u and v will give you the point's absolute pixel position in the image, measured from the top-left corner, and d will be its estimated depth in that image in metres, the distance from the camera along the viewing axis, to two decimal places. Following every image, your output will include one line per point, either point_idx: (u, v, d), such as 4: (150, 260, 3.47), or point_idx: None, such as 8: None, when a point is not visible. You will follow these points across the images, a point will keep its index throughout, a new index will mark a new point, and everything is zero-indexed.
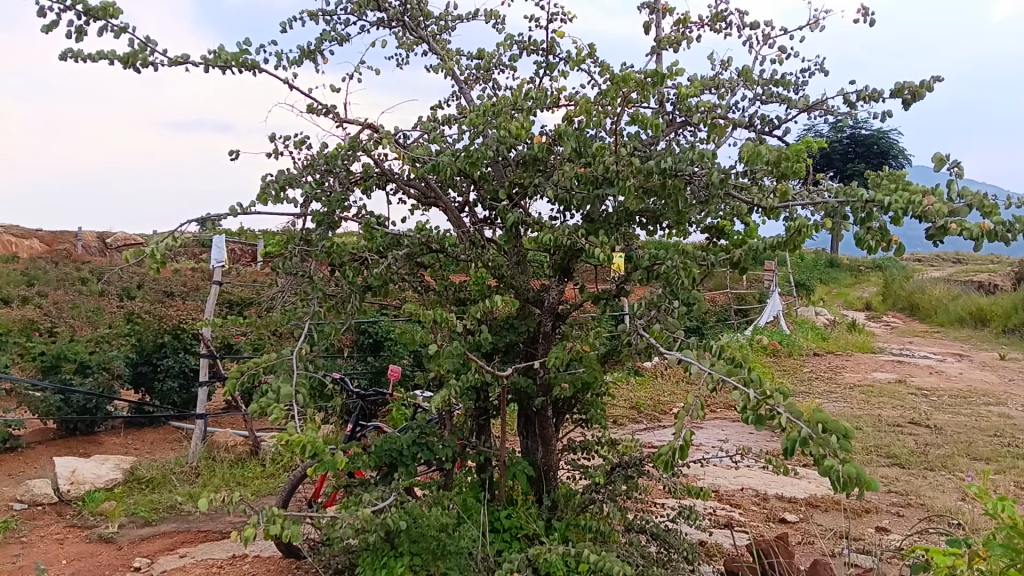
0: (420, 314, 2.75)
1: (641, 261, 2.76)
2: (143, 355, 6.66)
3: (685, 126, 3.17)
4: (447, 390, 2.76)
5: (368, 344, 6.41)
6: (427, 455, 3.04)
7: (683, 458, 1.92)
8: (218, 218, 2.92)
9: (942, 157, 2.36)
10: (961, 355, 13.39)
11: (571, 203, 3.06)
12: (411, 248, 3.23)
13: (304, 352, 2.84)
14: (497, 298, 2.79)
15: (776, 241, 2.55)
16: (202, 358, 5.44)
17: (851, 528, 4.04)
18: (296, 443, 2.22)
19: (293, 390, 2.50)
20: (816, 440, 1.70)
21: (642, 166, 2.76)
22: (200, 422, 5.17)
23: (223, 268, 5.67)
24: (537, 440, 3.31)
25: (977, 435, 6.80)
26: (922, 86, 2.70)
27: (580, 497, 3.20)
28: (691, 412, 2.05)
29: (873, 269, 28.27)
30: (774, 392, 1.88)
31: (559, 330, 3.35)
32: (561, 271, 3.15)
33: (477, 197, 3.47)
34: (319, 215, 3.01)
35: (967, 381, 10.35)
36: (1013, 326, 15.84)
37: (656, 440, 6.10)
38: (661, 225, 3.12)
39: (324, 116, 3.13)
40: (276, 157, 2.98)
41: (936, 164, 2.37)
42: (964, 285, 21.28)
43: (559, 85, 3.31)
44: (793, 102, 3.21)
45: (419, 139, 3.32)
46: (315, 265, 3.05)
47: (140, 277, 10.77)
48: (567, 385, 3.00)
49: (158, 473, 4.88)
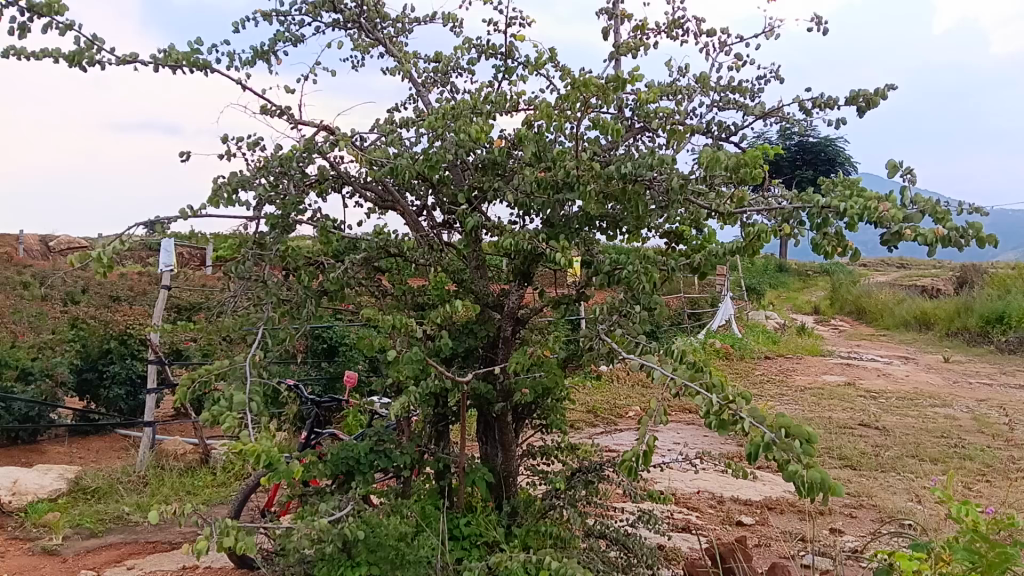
0: (379, 320, 2.70)
1: (602, 266, 2.75)
2: (88, 362, 6.47)
3: (644, 131, 3.17)
4: (406, 397, 2.71)
5: (322, 350, 6.32)
6: (385, 463, 2.99)
7: (646, 464, 1.90)
8: (167, 220, 2.83)
9: (896, 164, 2.40)
10: (906, 358, 13.71)
11: (530, 207, 3.04)
12: (369, 253, 3.17)
13: (258, 358, 2.77)
14: (457, 303, 2.76)
15: (735, 245, 2.57)
16: (150, 365, 5.30)
17: (806, 530, 4.09)
18: (250, 452, 2.16)
19: (247, 398, 2.43)
20: (780, 445, 1.71)
21: (602, 171, 2.75)
22: (148, 430, 5.03)
23: (172, 272, 5.53)
24: (497, 446, 3.29)
25: (924, 436, 6.95)
26: (876, 94, 2.74)
27: (540, 503, 3.17)
28: (653, 417, 2.02)
29: (821, 273, 28.83)
30: (736, 397, 1.88)
31: (518, 335, 3.32)
32: (521, 276, 3.14)
33: (435, 201, 3.43)
34: (273, 218, 2.94)
35: (913, 383, 10.60)
36: (955, 329, 16.27)
37: (612, 444, 6.11)
38: (621, 230, 3.12)
39: (279, 117, 3.07)
40: (229, 159, 2.90)
41: (890, 172, 2.40)
42: (908, 289, 21.81)
43: (518, 90, 3.29)
44: (749, 108, 3.23)
45: (377, 142, 3.27)
46: (270, 269, 2.99)
47: (84, 281, 10.48)
48: (527, 391, 2.97)
49: (104, 483, 4.73)
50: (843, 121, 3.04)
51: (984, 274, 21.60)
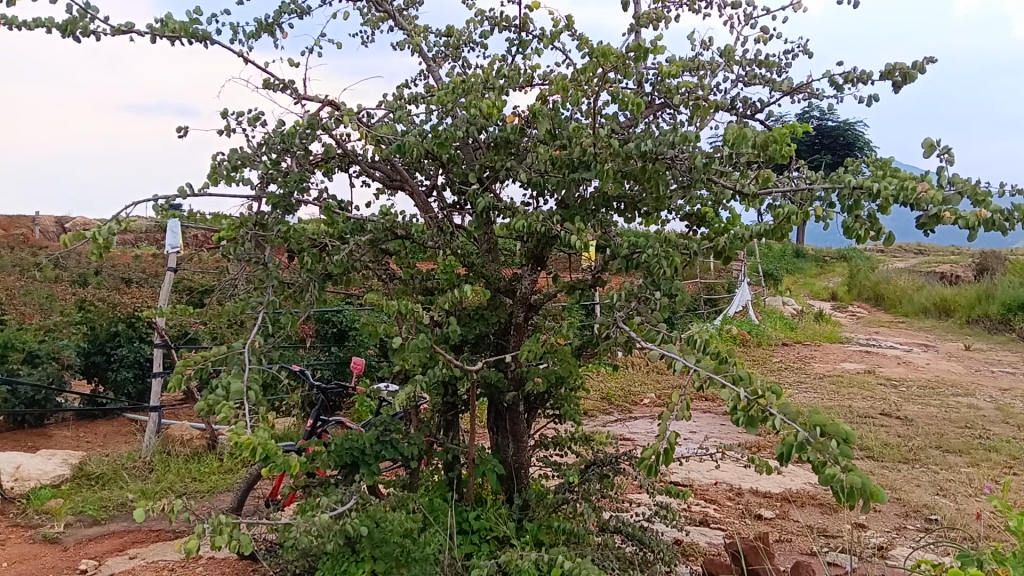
0: (383, 304, 2.56)
1: (620, 248, 2.59)
2: (96, 345, 6.40)
3: (664, 108, 3.02)
4: (412, 385, 2.58)
5: (332, 334, 6.21)
6: (392, 454, 2.86)
7: (668, 462, 1.77)
8: (166, 200, 2.71)
9: (933, 141, 2.24)
10: (926, 346, 13.48)
11: (544, 187, 2.90)
12: (375, 234, 3.03)
13: (258, 344, 2.65)
14: (467, 288, 2.61)
15: (761, 228, 2.42)
16: (156, 348, 5.20)
17: (828, 524, 3.95)
18: (246, 446, 2.04)
19: (246, 385, 2.31)
20: (815, 446, 1.57)
21: (620, 148, 2.60)
22: (153, 415, 4.94)
23: (179, 253, 5.42)
24: (508, 437, 3.15)
25: (948, 427, 6.78)
26: (914, 67, 2.57)
27: (553, 495, 3.04)
28: (676, 411, 1.88)
29: (839, 259, 28.50)
30: (766, 392, 1.74)
31: (531, 322, 3.19)
32: (534, 260, 3.01)
33: (446, 180, 3.30)
34: (275, 197, 2.82)
35: (934, 371, 10.39)
36: (976, 317, 16.00)
37: (627, 432, 5.99)
38: (640, 212, 2.97)
39: (282, 92, 2.93)
40: (229, 135, 2.77)
41: (927, 149, 2.24)
42: (928, 275, 21.48)
43: (533, 64, 3.15)
44: (777, 84, 3.07)
45: (384, 118, 3.13)
46: (271, 251, 2.86)
47: (96, 263, 10.38)
48: (540, 380, 2.84)
49: (109, 468, 4.65)
50: (875, 98, 2.88)
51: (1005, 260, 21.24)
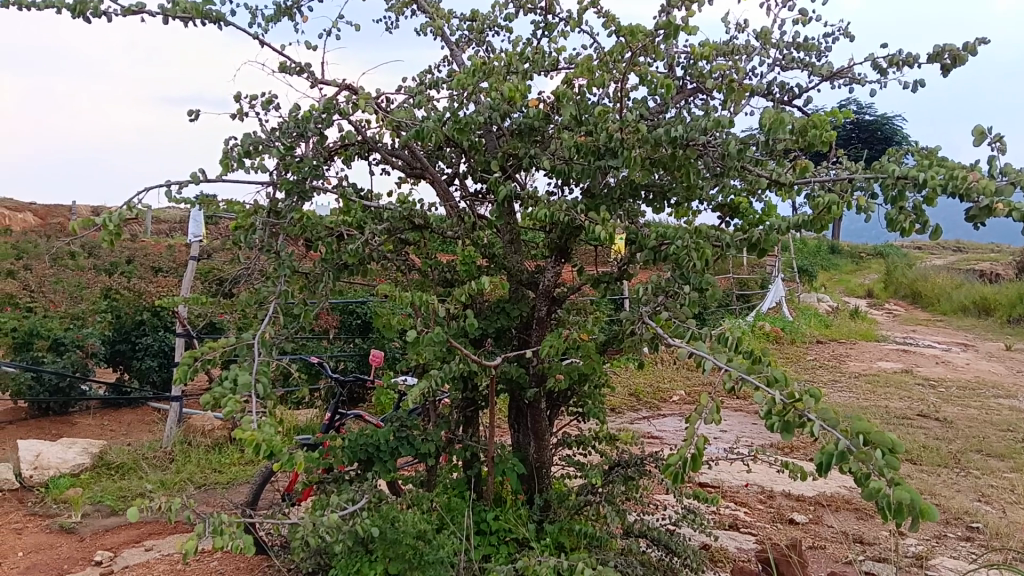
0: (397, 295, 2.44)
1: (647, 239, 2.44)
2: (120, 333, 6.42)
3: (696, 94, 2.88)
4: (427, 381, 2.46)
5: (357, 325, 6.26)
6: (407, 451, 2.75)
7: (695, 469, 1.63)
8: (178, 185, 2.63)
9: (983, 127, 2.09)
10: (965, 345, 13.15)
11: (569, 175, 2.77)
12: (392, 223, 2.92)
13: (269, 335, 2.55)
14: (486, 279, 2.49)
15: (798, 220, 2.27)
16: (178, 337, 5.15)
17: (864, 531, 3.79)
18: (249, 443, 1.94)
19: (253, 378, 2.22)
20: (857, 456, 1.44)
21: (649, 134, 2.46)
22: (174, 405, 4.89)
23: (201, 242, 5.36)
24: (529, 435, 3.03)
25: (989, 429, 6.55)
26: (964, 49, 2.40)
27: (576, 497, 2.91)
28: (705, 414, 1.74)
29: (875, 255, 27.96)
30: (805, 396, 1.60)
31: (555, 316, 3.07)
32: (557, 251, 2.88)
33: (468, 168, 3.18)
34: (288, 183, 2.71)
35: (974, 372, 10.09)
36: (1018, 316, 15.57)
37: (654, 430, 5.85)
38: (669, 202, 2.82)
39: (298, 76, 2.83)
40: (242, 119, 2.68)
41: (977, 136, 2.08)
42: (967, 273, 20.97)
43: (559, 48, 3.01)
44: (816, 68, 2.91)
45: (404, 103, 3.02)
46: (283, 240, 2.76)
47: (127, 252, 10.44)
48: (561, 377, 2.71)
49: (128, 458, 4.62)
50: (921, 83, 2.72)
51: None
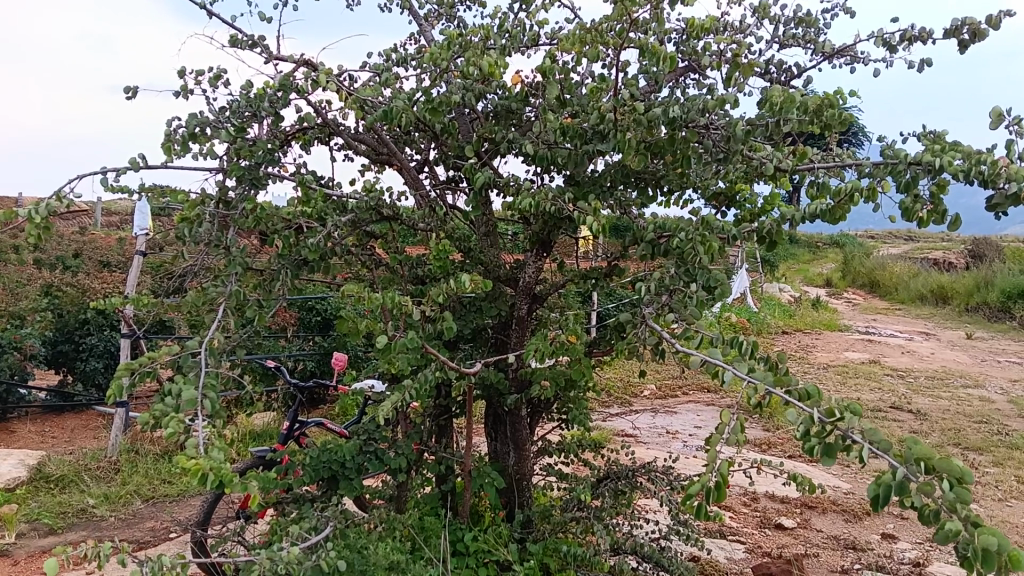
0: (364, 296, 2.16)
1: (644, 231, 2.19)
2: (63, 333, 6.14)
3: (689, 73, 2.65)
4: (400, 392, 2.20)
5: (316, 323, 6.02)
6: (376, 467, 2.50)
7: (720, 499, 1.40)
8: (115, 173, 2.33)
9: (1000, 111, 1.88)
10: (927, 334, 13.19)
11: (552, 161, 2.52)
12: (358, 215, 2.65)
13: (220, 341, 2.27)
14: (466, 275, 2.23)
15: (813, 209, 2.05)
16: (124, 337, 4.81)
17: (854, 536, 3.62)
18: (194, 473, 1.65)
19: (200, 392, 1.93)
20: (921, 487, 1.22)
21: (644, 115, 2.22)
22: (120, 411, 4.57)
23: (147, 236, 5.00)
24: (508, 444, 2.79)
25: (963, 421, 6.47)
26: (986, 23, 2.20)
27: (561, 512, 2.67)
28: (727, 433, 1.51)
29: (831, 245, 28.19)
30: (847, 414, 1.37)
31: (536, 314, 2.83)
32: (539, 244, 2.64)
33: (438, 155, 2.93)
34: (239, 169, 2.42)
35: (939, 362, 10.07)
36: (975, 305, 15.72)
37: (627, 429, 5.65)
38: (661, 189, 2.59)
39: (251, 50, 2.54)
40: (187, 97, 2.38)
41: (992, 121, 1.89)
42: (923, 262, 21.20)
43: (540, 22, 2.77)
44: (817, 46, 2.71)
45: (369, 82, 2.74)
46: (234, 233, 2.46)
47: (75, 243, 9.95)
48: (546, 384, 2.46)
49: (69, 470, 4.29)
50: (928, 63, 2.52)
51: (1000, 248, 20.99)
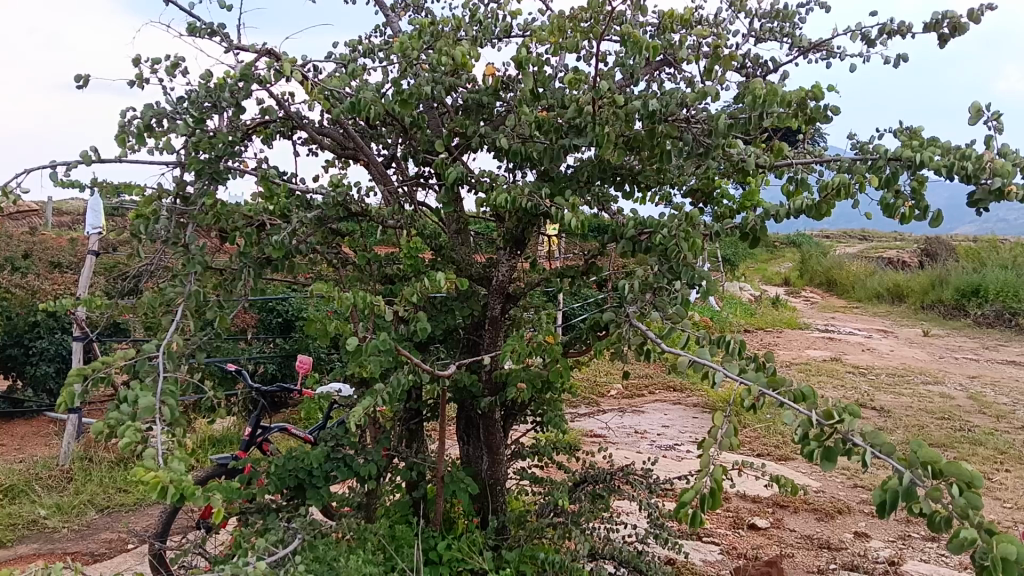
0: (333, 297, 2.06)
1: (624, 227, 2.12)
2: (12, 337, 5.92)
3: (665, 66, 2.58)
4: (371, 397, 2.10)
5: (277, 324, 5.89)
6: (345, 475, 2.40)
7: (716, 508, 1.33)
8: (66, 166, 2.19)
9: (981, 106, 1.84)
10: (884, 331, 13.37)
11: (526, 157, 2.45)
12: (324, 212, 2.55)
13: (179, 344, 2.15)
14: (440, 273, 2.14)
15: (797, 204, 2.00)
16: (75, 341, 4.62)
17: (828, 535, 3.60)
18: (153, 486, 1.54)
19: (159, 399, 1.81)
20: (929, 492, 1.16)
21: (624, 108, 2.15)
22: (73, 417, 4.39)
23: (100, 235, 4.80)
24: (481, 448, 2.70)
25: (925, 418, 6.54)
26: (967, 17, 2.17)
27: (537, 518, 2.59)
28: (720, 437, 1.45)
29: (789, 245, 28.53)
30: (847, 416, 1.32)
31: (508, 314, 2.76)
32: (513, 241, 2.56)
33: (407, 150, 2.84)
34: (198, 163, 2.30)
35: (898, 359, 10.19)
36: (930, 302, 15.97)
37: (595, 430, 5.59)
38: (638, 186, 2.53)
39: (211, 39, 2.42)
40: (142, 87, 2.25)
41: (972, 116, 1.84)
42: (879, 261, 21.54)
43: (513, 13, 2.70)
44: (795, 40, 2.66)
45: (335, 74, 2.64)
46: (194, 230, 2.34)
47: (24, 243, 9.61)
48: (523, 386, 2.38)
49: (18, 480, 4.10)
50: (905, 58, 2.49)
51: (952, 247, 21.40)
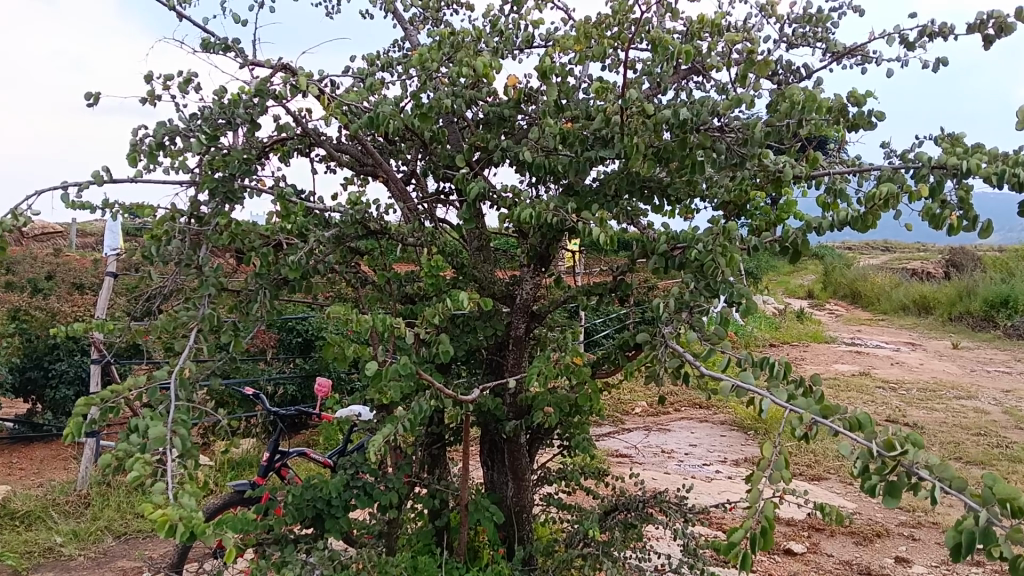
0: (352, 321, 1.96)
1: (655, 243, 2.01)
2: (32, 360, 5.91)
3: (693, 74, 2.49)
4: (392, 424, 2.00)
5: (297, 344, 5.83)
6: (365, 503, 2.31)
7: (767, 548, 1.22)
8: (76, 187, 2.13)
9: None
10: (912, 344, 13.13)
11: (550, 171, 2.35)
12: (342, 230, 2.47)
13: (192, 370, 2.07)
14: (463, 293, 2.05)
15: (841, 217, 1.88)
16: (93, 363, 4.56)
17: (867, 560, 3.45)
18: (163, 524, 1.45)
19: (170, 428, 1.73)
20: (1010, 533, 1.05)
21: (654, 118, 2.05)
22: (91, 440, 4.33)
23: (118, 256, 4.75)
24: (506, 474, 2.60)
25: (961, 434, 6.35)
26: (1014, 17, 2.05)
27: (565, 548, 2.48)
28: (770, 471, 1.35)
29: None
30: (910, 448, 1.20)
31: (533, 333, 2.66)
32: (537, 258, 2.46)
33: (427, 166, 2.76)
34: (213, 181, 2.24)
35: (929, 372, 9.97)
36: (958, 314, 15.67)
37: (621, 449, 5.47)
38: (666, 199, 2.43)
39: (226, 55, 2.35)
40: (154, 104, 2.19)
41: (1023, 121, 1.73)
42: (904, 272, 21.22)
43: (535, 23, 2.61)
44: (828, 44, 2.56)
45: (352, 89, 2.56)
46: (207, 251, 2.27)
47: (48, 265, 9.69)
48: (550, 410, 2.27)
49: (36, 506, 4.04)
50: (946, 62, 2.38)
51: (978, 257, 21.06)
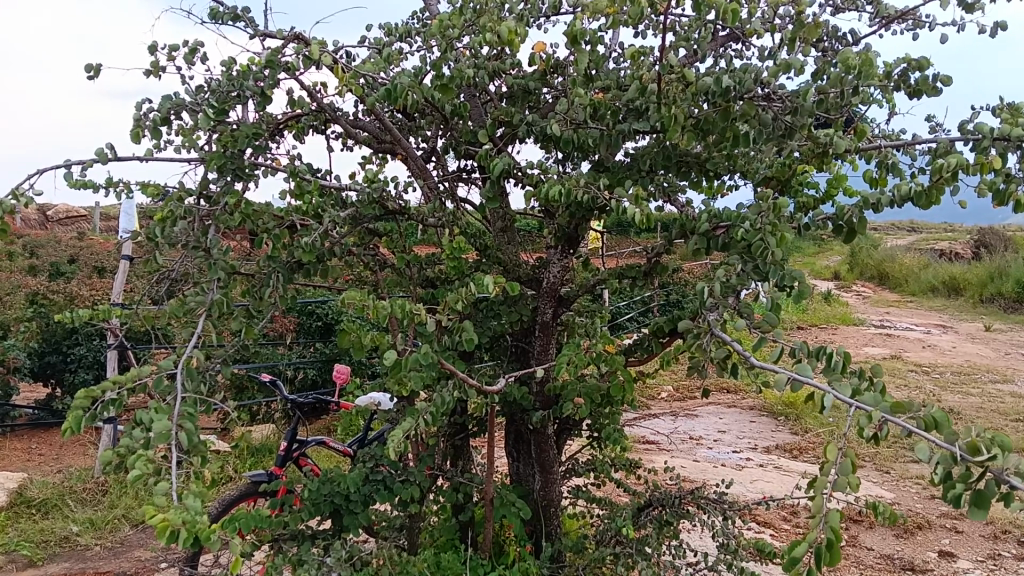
0: (368, 307, 1.83)
1: (695, 221, 1.86)
2: (50, 344, 5.86)
3: (733, 41, 2.32)
4: (412, 416, 1.87)
5: (318, 328, 5.73)
6: (385, 499, 2.18)
7: (833, 564, 1.08)
8: (79, 166, 2.01)
9: None
10: (943, 326, 12.84)
11: (580, 145, 2.20)
12: (359, 210, 2.34)
13: (201, 359, 1.95)
14: (488, 276, 1.91)
15: (902, 191, 1.70)
16: (110, 348, 4.48)
17: (910, 555, 3.30)
18: (164, 528, 1.34)
19: (175, 423, 1.61)
20: None
21: (694, 85, 1.90)
22: (106, 426, 4.25)
23: (133, 239, 4.64)
24: (533, 466, 2.47)
25: (999, 420, 6.15)
26: None
27: (595, 546, 2.35)
28: (835, 475, 1.21)
29: None
30: (998, 453, 1.06)
31: (560, 318, 2.52)
32: (566, 239, 2.31)
33: (448, 142, 2.62)
34: (222, 158, 2.11)
35: (962, 356, 9.72)
36: (990, 295, 15.33)
37: (648, 436, 5.33)
38: (704, 175, 2.27)
39: (234, 25, 2.22)
40: (159, 77, 2.06)
41: None
42: (933, 253, 20.83)
43: None
44: (878, 8, 2.38)
45: (369, 60, 2.42)
46: (216, 232, 2.14)
47: (70, 249, 9.68)
48: (580, 401, 2.13)
49: (52, 494, 3.97)
50: (1007, 25, 2.20)
51: (1010, 238, 20.60)
